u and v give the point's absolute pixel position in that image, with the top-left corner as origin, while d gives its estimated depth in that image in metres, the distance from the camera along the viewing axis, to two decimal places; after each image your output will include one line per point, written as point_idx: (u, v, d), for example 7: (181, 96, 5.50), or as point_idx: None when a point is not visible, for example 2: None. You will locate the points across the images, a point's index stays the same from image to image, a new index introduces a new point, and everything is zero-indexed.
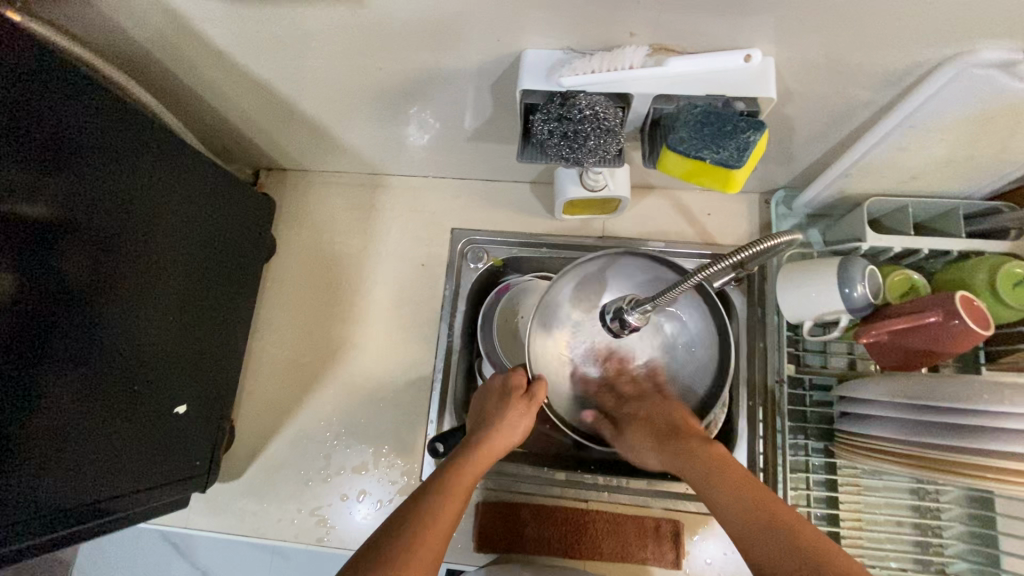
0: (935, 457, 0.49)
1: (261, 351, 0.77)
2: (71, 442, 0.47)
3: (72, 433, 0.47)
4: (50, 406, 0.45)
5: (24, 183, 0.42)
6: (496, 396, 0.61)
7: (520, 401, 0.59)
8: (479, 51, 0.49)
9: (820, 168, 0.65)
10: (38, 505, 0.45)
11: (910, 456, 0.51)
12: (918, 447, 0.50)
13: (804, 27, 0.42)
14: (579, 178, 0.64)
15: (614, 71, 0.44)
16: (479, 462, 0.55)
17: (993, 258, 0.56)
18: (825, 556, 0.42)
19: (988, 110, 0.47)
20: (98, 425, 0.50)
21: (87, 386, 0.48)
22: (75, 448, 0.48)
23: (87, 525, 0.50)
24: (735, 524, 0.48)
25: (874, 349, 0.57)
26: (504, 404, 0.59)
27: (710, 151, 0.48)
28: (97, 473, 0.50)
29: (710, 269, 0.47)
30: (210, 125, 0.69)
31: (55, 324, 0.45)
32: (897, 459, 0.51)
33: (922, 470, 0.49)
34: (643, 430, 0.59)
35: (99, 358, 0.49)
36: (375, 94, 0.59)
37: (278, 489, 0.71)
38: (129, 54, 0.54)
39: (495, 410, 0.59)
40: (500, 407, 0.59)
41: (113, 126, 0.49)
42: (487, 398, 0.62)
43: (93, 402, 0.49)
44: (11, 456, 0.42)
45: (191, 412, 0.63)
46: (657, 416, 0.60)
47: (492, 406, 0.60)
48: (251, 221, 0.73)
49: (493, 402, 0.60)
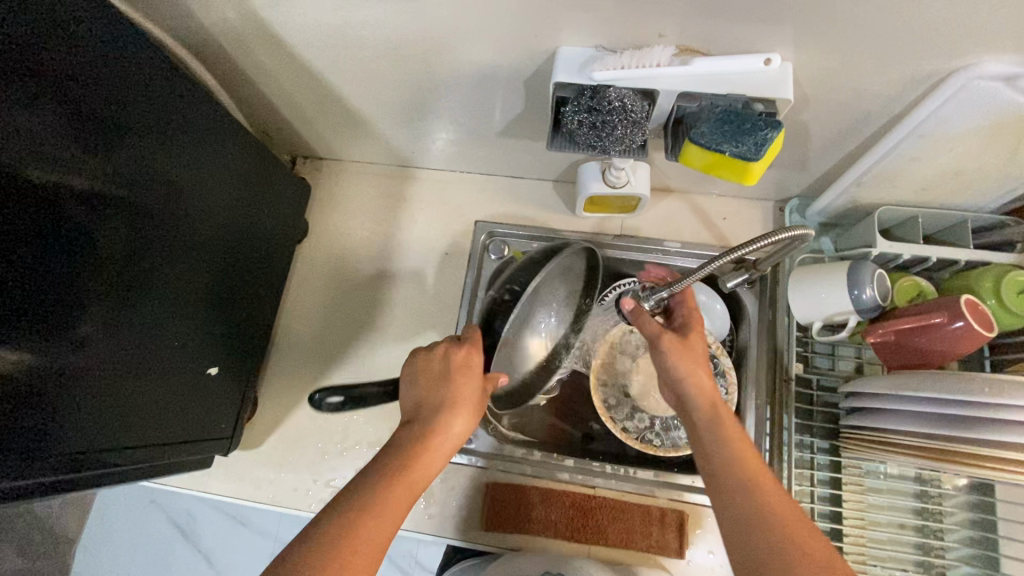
0: (949, 449, 0.51)
1: (285, 327, 0.80)
2: (107, 405, 0.50)
3: (110, 398, 0.51)
4: (89, 373, 0.48)
5: (69, 157, 0.44)
6: (440, 375, 0.55)
7: (469, 374, 0.55)
8: (517, 46, 0.53)
9: (833, 177, 0.67)
10: (87, 457, 0.49)
11: (922, 448, 0.53)
12: (927, 438, 0.52)
13: (822, 36, 0.46)
14: (601, 176, 0.68)
15: (643, 68, 0.47)
16: (420, 459, 0.49)
17: (999, 268, 0.58)
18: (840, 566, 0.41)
19: (994, 122, 0.50)
20: (128, 389, 0.53)
21: (125, 352, 0.52)
22: (111, 410, 0.51)
23: (121, 477, 0.54)
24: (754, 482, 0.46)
25: (880, 349, 0.59)
26: (451, 393, 0.54)
27: (729, 145, 0.50)
28: (133, 430, 0.54)
29: (712, 264, 0.54)
30: (257, 110, 0.74)
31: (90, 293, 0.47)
32: (909, 451, 0.54)
33: (935, 462, 0.52)
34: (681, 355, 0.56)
35: (129, 327, 0.52)
36: (413, 85, 0.63)
37: (295, 460, 0.73)
38: (196, 35, 0.59)
39: (444, 397, 0.54)
40: (444, 396, 0.53)
41: (155, 102, 0.51)
42: (436, 371, 0.55)
43: (125, 368, 0.52)
44: (48, 423, 0.45)
45: (221, 374, 0.67)
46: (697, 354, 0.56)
47: (435, 390, 0.54)
48: (286, 200, 0.77)
49: (435, 388, 0.54)
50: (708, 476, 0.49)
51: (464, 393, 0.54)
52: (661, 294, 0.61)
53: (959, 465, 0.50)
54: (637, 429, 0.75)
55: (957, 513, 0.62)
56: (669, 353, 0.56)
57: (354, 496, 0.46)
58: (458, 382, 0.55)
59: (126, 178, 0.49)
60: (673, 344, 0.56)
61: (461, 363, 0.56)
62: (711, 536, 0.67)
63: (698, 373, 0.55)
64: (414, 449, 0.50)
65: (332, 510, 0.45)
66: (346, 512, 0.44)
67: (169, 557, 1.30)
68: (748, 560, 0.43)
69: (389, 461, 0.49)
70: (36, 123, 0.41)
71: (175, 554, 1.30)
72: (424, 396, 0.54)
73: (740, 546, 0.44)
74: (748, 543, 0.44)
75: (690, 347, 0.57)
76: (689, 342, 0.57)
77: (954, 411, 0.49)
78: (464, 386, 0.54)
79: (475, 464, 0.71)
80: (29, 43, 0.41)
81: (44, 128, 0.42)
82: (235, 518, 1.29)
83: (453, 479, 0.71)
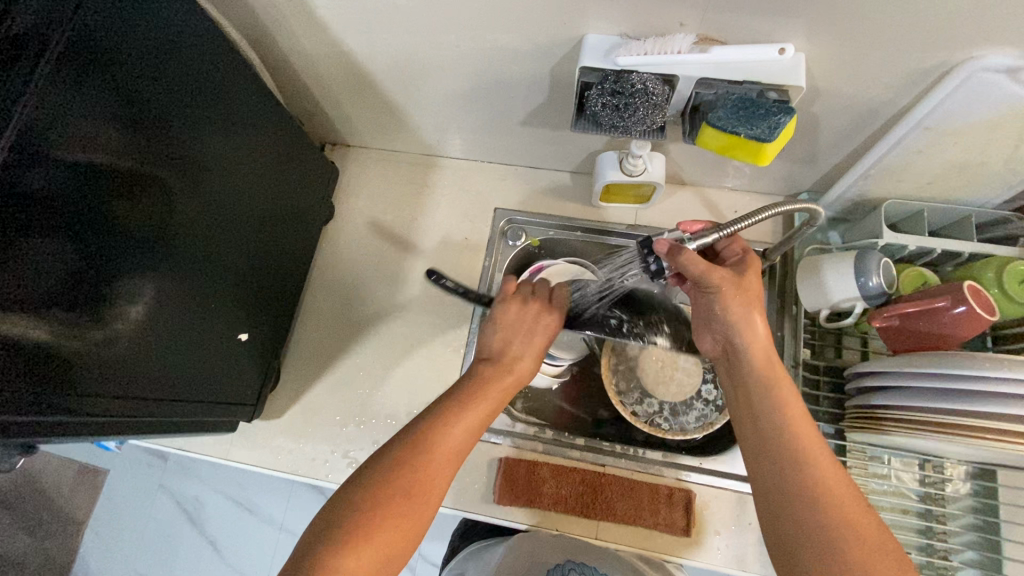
0: (955, 424, 0.54)
1: (311, 305, 0.84)
2: (152, 366, 0.55)
3: (155, 358, 0.55)
4: (141, 337, 0.53)
5: (118, 140, 0.46)
6: (517, 325, 0.62)
7: (541, 319, 0.63)
8: (545, 34, 0.56)
9: (842, 171, 0.70)
10: (134, 411, 0.54)
11: (931, 424, 0.55)
12: (937, 414, 0.55)
13: (834, 27, 0.49)
14: (619, 164, 0.71)
15: (664, 54, 0.50)
16: (491, 393, 0.56)
17: (1001, 257, 0.61)
18: (866, 532, 0.44)
19: (997, 115, 0.53)
20: (172, 351, 0.58)
21: (171, 316, 0.57)
22: (157, 370, 0.56)
23: (164, 429, 0.60)
24: (803, 447, 0.48)
25: (886, 334, 0.62)
26: (526, 340, 0.61)
27: (745, 128, 0.54)
28: (174, 387, 0.59)
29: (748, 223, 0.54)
30: (292, 94, 0.77)
31: (143, 263, 0.51)
32: (921, 426, 0.56)
33: (945, 435, 0.54)
34: (736, 300, 0.55)
35: (176, 295, 0.57)
36: (442, 72, 0.67)
37: (315, 431, 0.76)
38: (242, 17, 0.63)
39: (513, 344, 0.61)
40: (519, 343, 0.61)
41: (195, 85, 0.54)
42: (512, 322, 0.62)
43: (168, 331, 0.57)
44: (108, 382, 0.50)
45: (252, 339, 0.72)
46: (750, 296, 0.56)
47: (512, 337, 0.61)
48: (316, 176, 0.81)
49: (515, 335, 0.61)
50: (754, 423, 0.52)
51: (534, 340, 0.62)
52: (709, 238, 0.55)
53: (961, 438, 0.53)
54: (646, 413, 0.77)
55: (959, 498, 0.65)
56: (719, 294, 0.55)
57: (433, 416, 0.53)
58: (535, 333, 0.62)
59: (173, 158, 0.52)
60: (725, 280, 0.55)
61: (541, 319, 0.63)
62: (717, 517, 0.68)
63: (750, 316, 0.54)
64: (485, 384, 0.57)
65: (415, 423, 0.53)
66: (421, 430, 0.52)
67: (174, 542, 1.30)
68: (780, 512, 0.47)
69: (464, 392, 0.56)
70: (90, 106, 0.44)
71: (180, 539, 1.30)
72: (501, 341, 0.61)
73: (767, 488, 0.48)
74: (776, 487, 0.48)
75: (745, 288, 0.56)
76: (744, 282, 0.56)
77: (959, 386, 0.52)
78: (537, 333, 0.62)
79: (488, 439, 0.74)
80: (90, 35, 0.43)
81: (100, 112, 0.44)
82: (241, 505, 1.29)
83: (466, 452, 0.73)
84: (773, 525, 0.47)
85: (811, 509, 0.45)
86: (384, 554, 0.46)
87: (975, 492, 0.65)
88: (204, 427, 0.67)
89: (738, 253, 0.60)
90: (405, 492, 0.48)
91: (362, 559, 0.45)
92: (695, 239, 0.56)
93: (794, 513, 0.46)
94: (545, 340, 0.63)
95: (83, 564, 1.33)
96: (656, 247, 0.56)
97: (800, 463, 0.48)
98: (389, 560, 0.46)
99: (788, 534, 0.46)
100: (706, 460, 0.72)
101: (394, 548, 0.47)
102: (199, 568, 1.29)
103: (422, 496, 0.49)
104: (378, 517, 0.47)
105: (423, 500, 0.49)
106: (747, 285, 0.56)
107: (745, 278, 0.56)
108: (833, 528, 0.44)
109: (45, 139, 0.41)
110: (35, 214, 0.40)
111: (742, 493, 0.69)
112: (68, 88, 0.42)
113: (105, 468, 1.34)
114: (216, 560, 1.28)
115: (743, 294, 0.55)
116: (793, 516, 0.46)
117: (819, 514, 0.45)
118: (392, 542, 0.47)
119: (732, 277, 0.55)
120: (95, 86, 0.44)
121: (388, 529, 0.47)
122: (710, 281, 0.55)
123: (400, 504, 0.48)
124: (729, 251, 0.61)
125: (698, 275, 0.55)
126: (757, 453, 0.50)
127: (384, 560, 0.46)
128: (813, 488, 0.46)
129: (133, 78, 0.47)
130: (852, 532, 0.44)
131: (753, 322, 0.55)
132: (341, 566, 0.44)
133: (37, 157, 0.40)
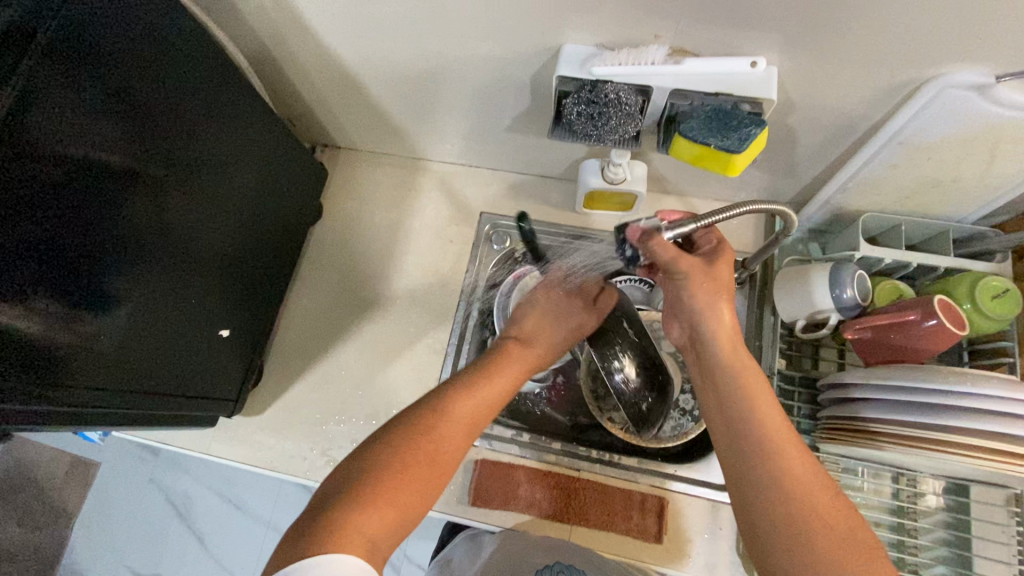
0: (919, 436, 0.54)
1: (296, 304, 0.85)
2: (136, 351, 0.56)
3: (138, 343, 0.56)
4: (125, 322, 0.54)
5: (103, 130, 0.47)
6: (552, 309, 0.69)
7: (578, 304, 0.70)
8: (526, 43, 0.57)
9: (821, 183, 0.71)
10: (115, 398, 0.55)
11: (895, 435, 0.56)
12: (903, 426, 0.55)
13: (806, 43, 0.49)
14: (600, 172, 0.72)
15: (637, 65, 0.52)
16: (520, 368, 0.63)
17: (975, 273, 0.61)
18: (839, 524, 0.45)
19: (969, 131, 0.53)
20: (155, 338, 0.58)
21: (156, 304, 0.57)
22: (140, 355, 0.57)
23: (142, 419, 0.60)
24: (782, 440, 0.48)
25: (860, 345, 0.63)
26: (558, 325, 0.68)
27: (716, 138, 0.55)
28: (155, 375, 0.60)
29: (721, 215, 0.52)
30: (283, 95, 0.79)
31: (129, 250, 0.52)
32: (885, 439, 0.56)
33: (910, 448, 0.54)
34: (704, 286, 0.55)
35: (160, 283, 0.57)
36: (427, 78, 0.68)
37: (296, 428, 0.77)
38: (232, 20, 0.64)
39: (544, 326, 0.68)
40: (551, 328, 0.68)
41: (181, 77, 0.54)
42: (551, 309, 0.69)
43: (154, 318, 0.57)
44: (91, 365, 0.51)
45: (232, 335, 0.72)
46: (720, 282, 0.55)
47: (544, 320, 0.69)
48: (308, 176, 0.83)
49: (548, 320, 0.69)
50: (730, 416, 0.51)
51: (567, 326, 0.69)
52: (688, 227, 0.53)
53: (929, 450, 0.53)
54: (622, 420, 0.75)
55: (932, 512, 0.65)
56: (688, 280, 0.55)
57: (463, 381, 0.58)
58: (569, 320, 0.69)
59: (160, 149, 0.53)
60: (694, 267, 0.54)
61: (580, 312, 0.69)
62: (690, 525, 0.68)
63: (716, 305, 0.55)
64: (517, 359, 0.63)
65: (445, 387, 0.56)
66: (447, 393, 0.55)
67: (163, 536, 1.31)
68: (760, 505, 0.47)
69: (497, 359, 0.63)
70: (80, 101, 0.45)
71: (169, 534, 1.31)
72: (533, 324, 0.68)
73: (737, 470, 0.49)
74: (747, 469, 0.48)
75: (714, 276, 0.55)
76: (713, 271, 0.55)
77: (923, 398, 0.53)
78: (569, 320, 0.69)
79: None
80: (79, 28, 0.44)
81: (89, 107, 0.46)
82: (230, 502, 1.30)
83: None
84: (746, 513, 0.48)
85: (782, 492, 0.46)
86: (402, 514, 0.47)
87: (949, 507, 0.66)
88: (179, 421, 0.67)
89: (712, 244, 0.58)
90: (424, 454, 0.50)
91: (375, 517, 0.45)
92: (673, 227, 0.53)
93: (764, 495, 0.47)
94: (581, 323, 0.69)
95: (72, 556, 1.34)
96: (631, 231, 0.54)
97: (770, 452, 0.48)
98: (403, 523, 0.47)
99: (760, 514, 0.47)
100: (681, 468, 0.72)
101: (410, 510, 0.48)
102: (187, 564, 1.29)
103: (444, 457, 0.51)
104: (397, 479, 0.48)
105: (442, 460, 0.51)
106: (717, 274, 0.55)
107: (715, 268, 0.55)
108: (808, 522, 0.45)
109: (29, 134, 0.42)
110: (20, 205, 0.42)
111: (715, 501, 0.69)
112: (56, 83, 0.43)
113: (96, 461, 1.35)
114: (204, 557, 1.29)
115: (711, 280, 0.55)
116: (763, 498, 0.47)
117: (795, 507, 0.46)
118: (409, 503, 0.48)
119: (701, 264, 0.55)
120: (80, 75, 0.45)
121: (406, 490, 0.48)
122: (679, 267, 0.54)
123: (420, 465, 0.49)
124: (703, 240, 0.59)
125: (668, 261, 0.54)
126: (730, 443, 0.51)
127: (401, 521, 0.47)
128: (791, 482, 0.47)
129: (120, 70, 0.48)
130: (826, 527, 0.45)
131: (725, 314, 0.55)
132: (360, 523, 0.44)
133: (22, 151, 0.41)
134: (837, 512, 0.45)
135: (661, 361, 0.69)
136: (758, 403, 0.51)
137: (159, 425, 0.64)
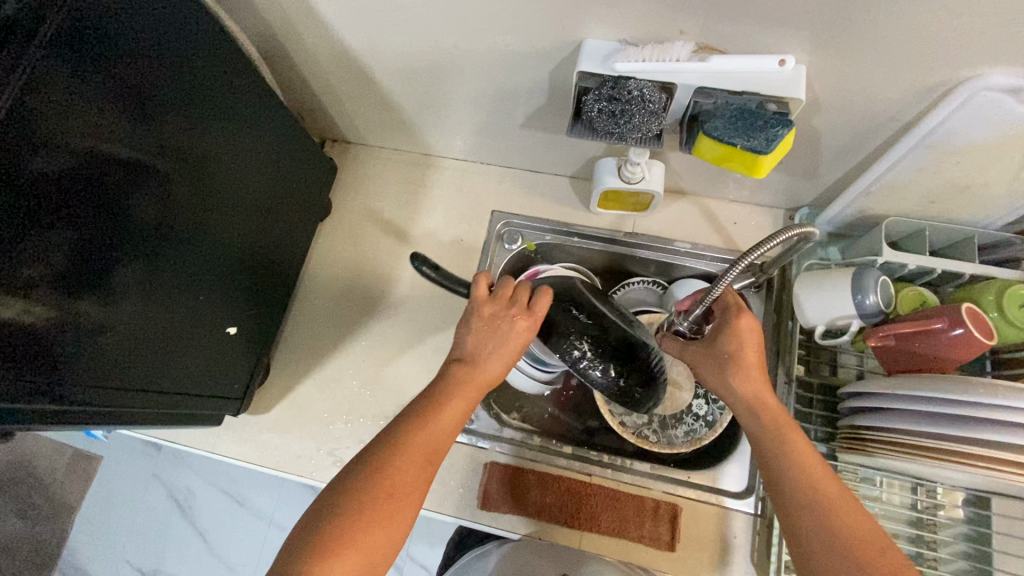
0: (940, 448, 0.53)
1: (303, 301, 0.84)
2: (145, 356, 0.55)
3: (149, 347, 0.56)
4: (133, 325, 0.53)
5: (108, 123, 0.46)
6: (485, 325, 0.55)
7: (518, 314, 0.55)
8: (546, 38, 0.56)
9: (843, 186, 0.69)
10: (126, 400, 0.54)
11: (918, 446, 0.55)
12: (925, 438, 0.54)
13: (836, 41, 0.48)
14: (617, 171, 0.70)
15: (662, 62, 0.51)
16: (461, 398, 0.53)
17: (1002, 281, 0.60)
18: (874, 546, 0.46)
19: (1002, 135, 0.52)
20: (164, 339, 0.58)
21: (164, 306, 0.57)
22: (149, 360, 0.56)
23: (145, 418, 0.59)
24: (807, 463, 0.51)
25: (882, 354, 0.61)
26: (501, 343, 0.55)
27: (742, 138, 0.53)
28: (163, 376, 0.59)
29: (729, 273, 0.52)
30: (293, 88, 0.77)
31: (137, 250, 0.51)
32: (905, 449, 0.55)
33: (932, 460, 0.53)
34: (708, 371, 0.59)
35: (168, 284, 0.56)
36: (441, 72, 0.66)
37: (302, 428, 0.76)
38: (243, 10, 0.62)
39: (474, 344, 0.55)
40: (495, 346, 0.55)
41: (188, 66, 0.53)
42: (482, 325, 0.55)
43: (161, 321, 0.57)
44: (101, 371, 0.50)
45: (237, 333, 0.70)
46: (728, 358, 0.57)
47: (477, 336, 0.55)
48: (316, 168, 0.81)
49: (488, 337, 0.55)
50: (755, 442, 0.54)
51: (505, 343, 0.55)
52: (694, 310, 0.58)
53: (952, 463, 0.52)
54: (635, 425, 0.75)
55: (951, 524, 0.64)
56: (697, 369, 0.60)
57: (410, 419, 0.52)
58: (507, 338, 0.55)
59: (167, 144, 0.52)
60: (697, 356, 0.60)
61: (522, 323, 0.55)
62: (703, 533, 0.67)
63: (726, 384, 0.57)
64: (458, 387, 0.53)
65: (397, 423, 0.52)
66: (399, 432, 0.51)
67: (165, 532, 1.30)
68: (796, 534, 0.49)
69: (437, 390, 0.54)
70: (87, 91, 0.44)
71: (171, 529, 1.30)
72: (473, 341, 0.55)
73: (769, 478, 0.52)
74: (787, 489, 0.50)
75: (722, 355, 0.57)
76: (718, 349, 0.58)
77: (950, 411, 0.51)
78: (507, 336, 0.55)
79: (474, 443, 0.73)
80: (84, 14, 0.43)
81: (95, 99, 0.44)
82: (233, 498, 1.29)
83: (451, 456, 0.73)
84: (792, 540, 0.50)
85: (823, 513, 0.48)
86: (369, 557, 0.46)
87: (970, 519, 0.64)
88: (185, 421, 0.66)
89: (723, 311, 0.59)
90: (380, 499, 0.47)
91: (344, 560, 0.45)
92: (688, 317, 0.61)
93: (811, 518, 0.48)
94: (522, 334, 0.55)
95: (74, 550, 1.34)
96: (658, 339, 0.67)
97: (797, 477, 0.50)
98: (374, 564, 0.47)
99: (810, 538, 0.48)
100: (694, 475, 0.71)
101: (378, 551, 0.47)
102: (189, 560, 1.28)
103: (402, 500, 0.48)
104: (360, 525, 0.46)
105: (400, 504, 0.48)
106: (729, 353, 0.57)
107: (717, 346, 0.57)
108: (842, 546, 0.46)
109: (35, 125, 0.40)
110: (24, 199, 0.40)
111: (729, 509, 0.68)
112: (64, 73, 0.42)
113: (99, 454, 1.34)
114: (206, 553, 1.28)
115: (713, 362, 0.58)
116: (812, 521, 0.48)
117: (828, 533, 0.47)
118: (375, 547, 0.46)
119: (704, 351, 0.59)
120: (83, 64, 0.43)
121: (369, 535, 0.46)
122: (687, 360, 0.61)
123: (377, 511, 0.47)
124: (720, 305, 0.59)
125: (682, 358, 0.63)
126: (763, 469, 0.53)
127: (370, 563, 0.46)
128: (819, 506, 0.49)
129: (125, 57, 0.46)
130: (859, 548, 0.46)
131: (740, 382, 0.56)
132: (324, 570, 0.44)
133: (25, 143, 0.40)
134: (871, 531, 0.47)
135: (614, 321, 0.59)
136: (790, 428, 0.53)
137: (164, 425, 0.63)
